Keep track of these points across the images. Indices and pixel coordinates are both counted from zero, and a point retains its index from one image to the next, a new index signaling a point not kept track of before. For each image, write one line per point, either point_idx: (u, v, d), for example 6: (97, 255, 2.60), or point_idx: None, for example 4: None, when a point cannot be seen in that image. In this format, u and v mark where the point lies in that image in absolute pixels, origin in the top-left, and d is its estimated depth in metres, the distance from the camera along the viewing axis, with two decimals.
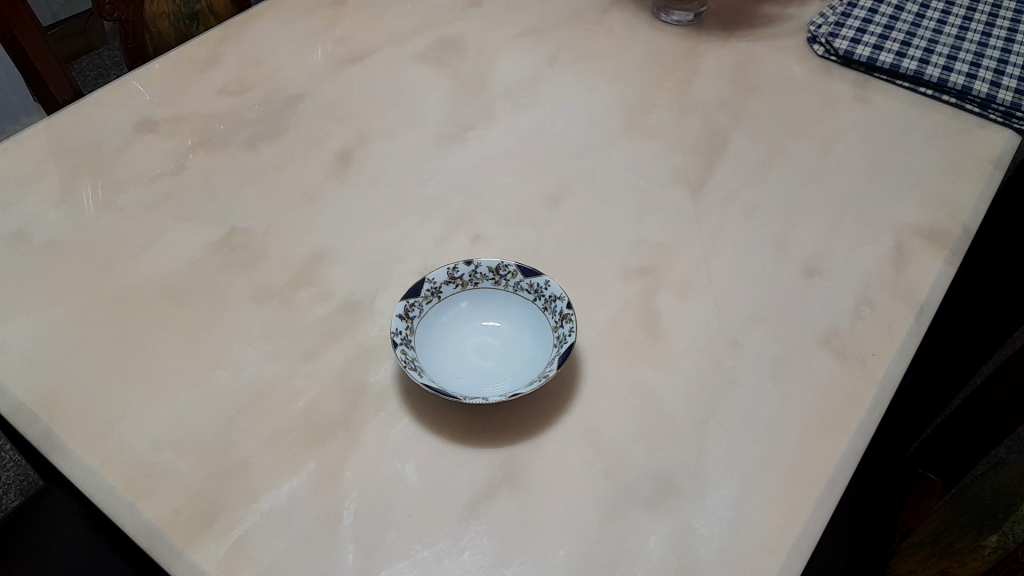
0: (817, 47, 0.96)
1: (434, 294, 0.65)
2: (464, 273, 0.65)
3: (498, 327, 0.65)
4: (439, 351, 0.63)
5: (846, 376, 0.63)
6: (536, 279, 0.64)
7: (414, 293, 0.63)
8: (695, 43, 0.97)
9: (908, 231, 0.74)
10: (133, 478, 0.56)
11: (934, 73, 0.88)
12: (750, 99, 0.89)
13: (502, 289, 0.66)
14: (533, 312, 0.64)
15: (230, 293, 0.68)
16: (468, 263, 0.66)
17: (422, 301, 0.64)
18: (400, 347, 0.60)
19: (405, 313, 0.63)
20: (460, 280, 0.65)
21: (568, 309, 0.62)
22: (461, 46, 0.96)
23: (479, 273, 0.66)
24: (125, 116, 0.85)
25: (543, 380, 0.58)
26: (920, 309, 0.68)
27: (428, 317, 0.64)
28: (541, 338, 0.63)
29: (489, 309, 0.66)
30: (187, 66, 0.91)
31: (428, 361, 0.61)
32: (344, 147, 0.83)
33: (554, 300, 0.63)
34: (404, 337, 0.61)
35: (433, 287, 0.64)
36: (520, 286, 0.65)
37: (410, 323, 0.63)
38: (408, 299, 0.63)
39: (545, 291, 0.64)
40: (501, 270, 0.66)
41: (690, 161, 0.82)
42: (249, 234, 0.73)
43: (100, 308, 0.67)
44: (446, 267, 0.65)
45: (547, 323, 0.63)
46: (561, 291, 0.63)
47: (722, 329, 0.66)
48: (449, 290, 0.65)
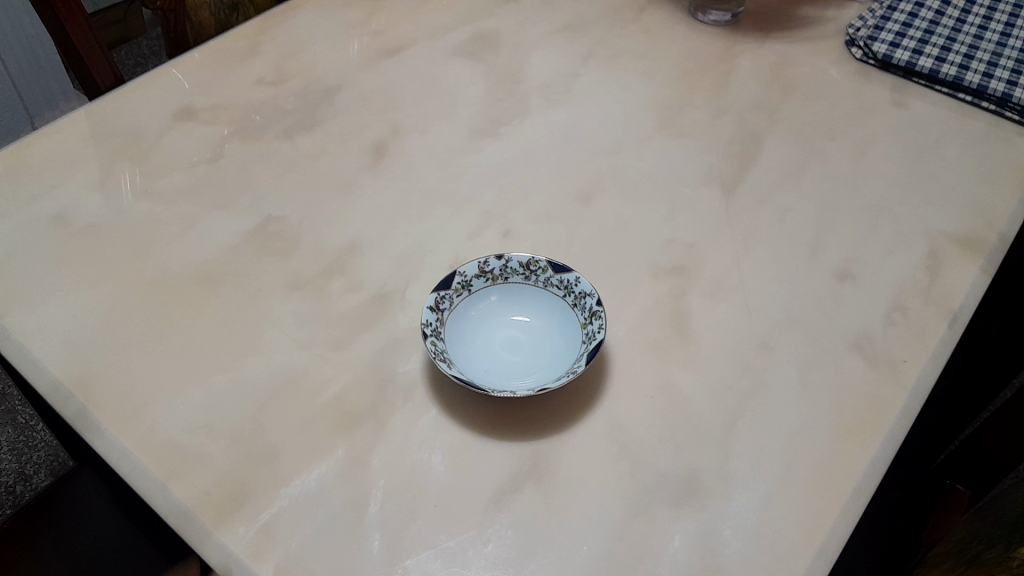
0: (855, 50, 0.95)
1: (464, 287, 0.65)
2: (494, 267, 0.66)
3: (527, 322, 0.65)
4: (470, 344, 0.63)
5: (876, 381, 0.63)
6: (566, 274, 0.65)
7: (445, 287, 0.64)
8: (732, 44, 0.97)
9: (943, 238, 0.74)
10: (166, 459, 0.57)
11: (974, 79, 0.87)
12: (786, 100, 0.89)
13: (532, 284, 0.66)
14: (563, 308, 0.65)
15: (264, 280, 0.69)
16: (499, 258, 0.66)
17: (453, 294, 0.64)
18: (430, 338, 0.60)
19: (436, 305, 0.63)
20: (490, 274, 0.66)
21: (597, 306, 0.62)
22: (495, 41, 0.96)
23: (510, 267, 0.66)
24: (165, 104, 0.86)
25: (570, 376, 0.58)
26: (953, 318, 0.67)
27: (458, 311, 0.64)
28: (570, 335, 0.63)
29: (520, 304, 0.66)
30: (226, 56, 0.92)
31: (456, 355, 0.62)
32: (378, 139, 0.83)
33: (583, 297, 0.63)
34: (434, 329, 0.61)
35: (464, 280, 0.65)
36: (551, 280, 0.65)
37: (440, 315, 0.63)
38: (439, 291, 0.64)
39: (574, 287, 0.64)
40: (532, 265, 0.66)
41: (723, 161, 0.81)
42: (283, 224, 0.74)
43: (136, 292, 0.68)
44: (477, 261, 0.65)
45: (576, 319, 0.63)
46: (590, 288, 0.63)
47: (751, 331, 0.66)
48: (481, 284, 0.65)
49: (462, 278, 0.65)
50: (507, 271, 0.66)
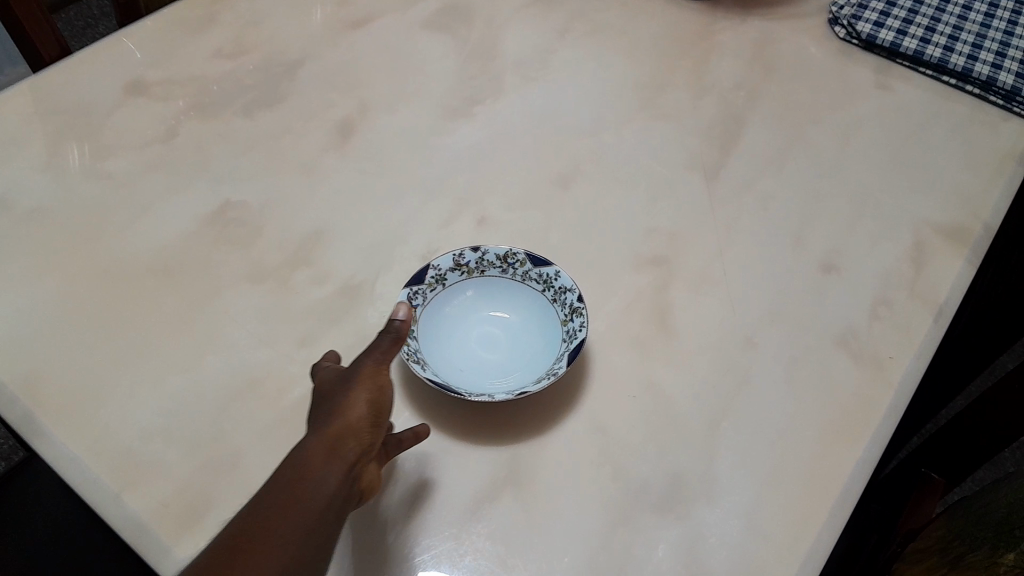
0: (838, 29, 0.92)
1: (438, 281, 0.61)
2: (470, 260, 0.62)
3: (505, 318, 0.62)
4: (444, 343, 0.60)
5: (862, 379, 0.61)
6: (546, 268, 0.61)
7: (417, 282, 0.60)
8: (713, 20, 0.94)
9: (928, 228, 0.72)
10: (120, 467, 0.53)
11: (959, 63, 0.85)
12: (768, 81, 0.86)
13: (510, 278, 0.63)
14: (543, 303, 0.62)
15: (224, 271, 0.65)
16: (475, 250, 0.62)
17: (426, 288, 0.61)
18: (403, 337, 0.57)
19: (408, 301, 0.59)
20: (465, 267, 0.62)
21: (579, 302, 0.59)
22: (467, 13, 0.92)
23: (486, 260, 0.62)
24: (115, 76, 0.81)
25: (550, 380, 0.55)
26: (939, 311, 0.66)
27: (431, 307, 0.61)
28: (550, 333, 0.60)
29: (497, 299, 0.63)
30: (181, 25, 0.87)
31: (429, 355, 0.58)
32: (345, 118, 0.79)
33: (564, 293, 0.60)
34: None
35: (437, 274, 0.61)
36: (530, 274, 0.62)
37: (413, 312, 0.59)
38: (412, 286, 0.60)
39: (554, 282, 0.61)
40: (509, 258, 0.62)
41: (705, 145, 0.78)
42: (244, 209, 0.70)
43: (86, 284, 0.63)
44: (451, 253, 0.62)
45: (556, 316, 0.60)
46: (571, 283, 0.60)
47: (735, 326, 0.64)
48: (455, 278, 0.62)
49: (436, 271, 0.61)
50: (484, 264, 0.62)
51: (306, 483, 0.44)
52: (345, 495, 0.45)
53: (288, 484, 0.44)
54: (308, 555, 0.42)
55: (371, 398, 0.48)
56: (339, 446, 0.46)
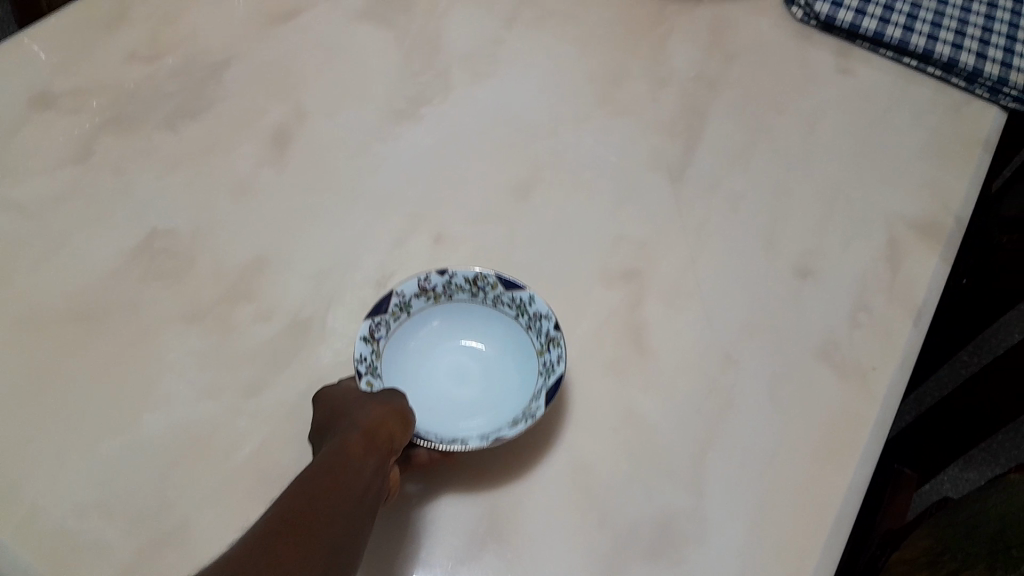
0: (795, 9, 0.89)
1: (403, 309, 0.57)
2: (437, 284, 0.57)
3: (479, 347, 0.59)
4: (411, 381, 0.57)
5: (846, 393, 0.59)
6: (519, 293, 0.57)
7: (382, 311, 0.55)
8: (665, 3, 0.89)
9: (901, 224, 0.69)
10: (52, 551, 0.48)
11: (919, 43, 0.82)
12: (728, 68, 0.82)
13: (481, 302, 0.58)
14: (518, 329, 0.58)
15: (158, 311, 0.59)
16: (442, 273, 0.57)
17: (390, 319, 0.56)
18: (365, 378, 0.52)
19: (371, 334, 0.55)
20: (431, 292, 0.58)
21: (555, 331, 0.54)
22: (407, 2, 0.86)
23: (454, 284, 0.58)
24: (17, 87, 0.73)
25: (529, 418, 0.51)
26: (918, 314, 0.63)
27: (394, 339, 0.57)
28: (526, 364, 0.57)
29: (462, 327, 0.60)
30: (89, 24, 0.79)
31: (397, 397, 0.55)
32: (280, 127, 0.72)
33: (538, 320, 0.55)
34: (370, 365, 0.53)
35: (402, 301, 0.56)
36: (502, 299, 0.58)
37: (375, 346, 0.55)
38: (375, 317, 0.55)
39: (528, 307, 0.56)
40: (480, 280, 0.58)
41: (668, 143, 0.74)
42: (175, 237, 0.63)
43: (1, 336, 0.57)
44: (417, 277, 0.57)
45: (532, 344, 0.56)
46: (546, 309, 0.55)
47: (713, 343, 0.61)
48: (421, 305, 0.58)
49: (400, 298, 0.56)
50: (451, 289, 0.58)
51: (344, 469, 0.43)
52: (379, 489, 0.44)
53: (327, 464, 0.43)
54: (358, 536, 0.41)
55: (398, 408, 0.48)
56: (373, 440, 0.46)
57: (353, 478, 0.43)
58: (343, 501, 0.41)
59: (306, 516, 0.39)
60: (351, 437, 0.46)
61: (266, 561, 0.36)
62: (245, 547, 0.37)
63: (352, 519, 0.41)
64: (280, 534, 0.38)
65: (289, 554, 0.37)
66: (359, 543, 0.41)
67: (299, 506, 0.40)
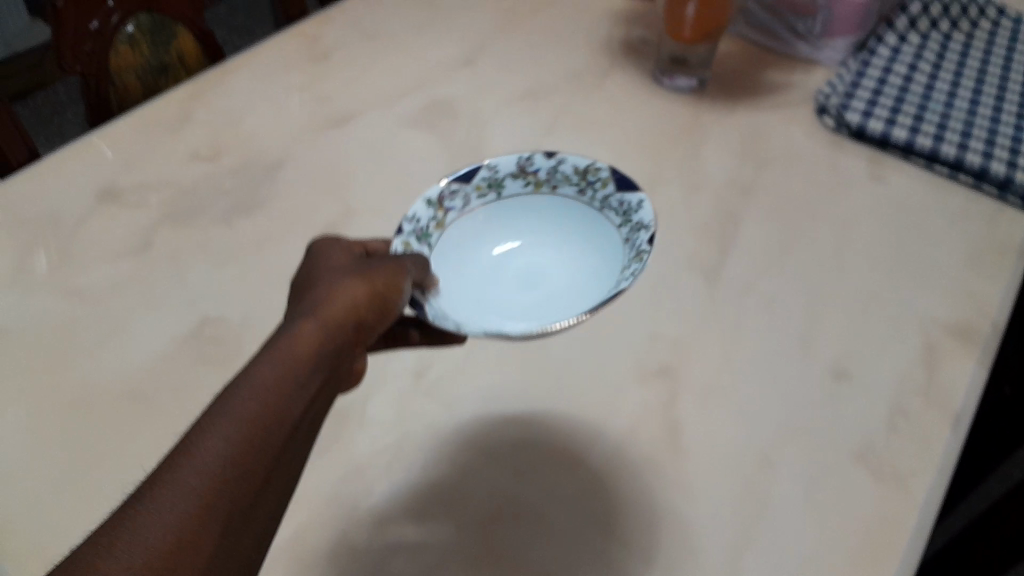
0: (826, 118, 0.92)
1: (493, 183, 0.69)
2: (540, 169, 0.69)
3: (577, 266, 0.68)
4: (475, 258, 0.69)
5: (884, 496, 0.58)
6: (628, 199, 0.65)
7: (466, 180, 0.69)
8: (699, 112, 0.93)
9: (936, 328, 0.70)
10: None
11: (950, 151, 0.84)
12: (761, 174, 0.85)
13: (591, 206, 0.68)
14: (617, 240, 0.65)
15: (204, 394, 0.61)
16: (549, 158, 0.69)
17: (474, 190, 0.69)
18: (405, 234, 0.63)
19: (445, 200, 0.68)
20: (530, 173, 0.70)
21: (645, 246, 0.58)
22: (453, 109, 0.90)
23: (561, 173, 0.69)
24: (86, 184, 0.78)
25: (591, 313, 0.52)
26: (956, 419, 0.63)
27: (473, 213, 0.70)
28: (615, 252, 0.64)
29: (555, 257, 0.69)
30: (156, 127, 0.84)
31: (456, 254, 0.68)
32: (329, 223, 0.76)
33: (638, 231, 0.61)
34: (421, 230, 0.65)
35: (493, 174, 0.69)
36: (609, 198, 0.66)
37: (441, 212, 0.67)
38: (458, 183, 0.68)
39: (633, 215, 0.63)
40: (591, 174, 0.68)
41: (702, 245, 0.76)
42: (224, 325, 0.66)
43: (55, 415, 0.59)
44: (520, 157, 0.69)
45: (624, 258, 0.62)
46: (649, 221, 0.61)
47: (748, 443, 0.61)
48: (513, 185, 0.70)
49: (492, 168, 0.69)
50: (554, 173, 0.69)
51: (314, 358, 0.43)
52: (337, 376, 0.46)
53: (288, 365, 0.41)
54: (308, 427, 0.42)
55: (372, 289, 0.49)
56: (340, 328, 0.46)
57: (311, 386, 0.42)
58: (306, 390, 0.42)
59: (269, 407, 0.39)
60: (313, 333, 0.44)
61: (235, 521, 0.36)
62: (211, 485, 0.35)
63: (308, 407, 0.42)
64: (250, 478, 0.37)
65: (247, 454, 0.37)
66: (308, 431, 0.42)
67: (263, 429, 0.38)
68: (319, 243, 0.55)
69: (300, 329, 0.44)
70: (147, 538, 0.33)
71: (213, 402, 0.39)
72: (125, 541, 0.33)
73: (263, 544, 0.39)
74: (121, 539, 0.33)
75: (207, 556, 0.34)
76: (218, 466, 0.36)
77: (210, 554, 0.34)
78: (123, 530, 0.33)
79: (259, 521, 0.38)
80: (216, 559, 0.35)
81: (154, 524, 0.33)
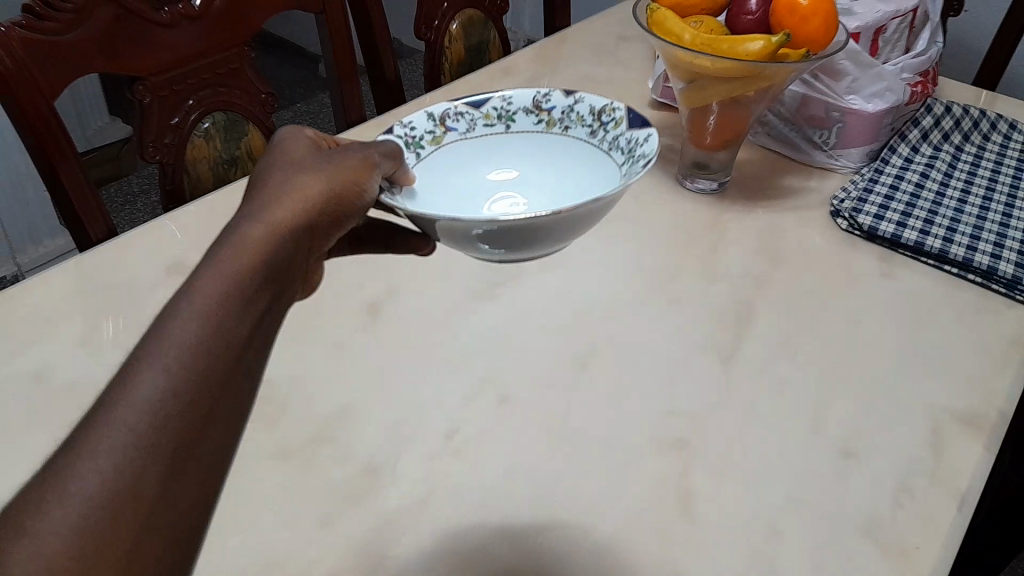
0: (841, 221, 0.97)
1: (505, 105, 0.88)
2: (550, 106, 0.87)
3: (577, 176, 0.84)
4: (476, 172, 0.87)
5: (889, 569, 0.60)
6: (631, 134, 0.80)
7: (475, 108, 0.88)
8: (721, 213, 0.99)
9: (943, 414, 0.73)
10: None
11: (959, 252, 0.89)
12: (777, 268, 0.90)
13: (593, 143, 0.85)
14: (612, 169, 0.81)
15: (252, 447, 0.66)
16: (566, 97, 0.87)
17: (482, 118, 0.88)
18: (412, 135, 0.83)
19: (445, 118, 0.86)
20: (544, 111, 0.88)
21: (638, 166, 0.73)
22: None
23: (571, 113, 0.86)
24: (158, 259, 0.86)
25: (561, 215, 0.63)
26: (961, 500, 0.65)
27: (476, 136, 0.88)
28: (606, 177, 0.81)
29: (551, 170, 0.87)
30: (223, 212, 0.93)
31: (461, 159, 0.87)
32: (373, 300, 0.83)
33: (633, 159, 0.77)
34: (424, 137, 0.84)
35: (506, 102, 0.88)
36: (618, 136, 0.82)
37: (444, 129, 0.86)
38: (468, 109, 0.87)
39: (633, 150, 0.78)
40: (603, 117, 0.84)
41: (720, 330, 0.81)
42: (273, 386, 0.72)
43: None
44: (536, 96, 0.88)
45: (615, 167, 0.80)
46: (646, 151, 0.75)
47: (758, 513, 0.64)
48: (525, 119, 0.88)
49: (506, 101, 0.88)
50: (569, 112, 0.87)
51: (269, 254, 0.52)
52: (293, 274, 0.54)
53: (211, 301, 0.46)
54: (266, 328, 0.49)
55: (324, 191, 0.58)
56: (293, 229, 0.55)
57: (245, 311, 0.47)
58: (259, 300, 0.49)
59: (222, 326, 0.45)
60: (240, 263, 0.49)
61: (181, 449, 0.41)
62: (144, 422, 0.40)
63: (263, 316, 0.49)
64: (184, 404, 0.41)
65: (206, 386, 0.43)
66: (265, 331, 0.49)
67: (194, 360, 0.43)
68: (279, 137, 0.65)
69: (220, 260, 0.49)
70: (88, 478, 0.38)
71: (138, 347, 0.43)
72: (67, 488, 0.37)
73: (225, 455, 0.44)
74: (61, 488, 0.37)
75: (154, 481, 0.39)
76: (147, 403, 0.40)
77: (155, 478, 0.39)
78: (62, 476, 0.38)
79: (214, 434, 0.43)
80: (163, 486, 0.39)
81: (91, 465, 0.38)
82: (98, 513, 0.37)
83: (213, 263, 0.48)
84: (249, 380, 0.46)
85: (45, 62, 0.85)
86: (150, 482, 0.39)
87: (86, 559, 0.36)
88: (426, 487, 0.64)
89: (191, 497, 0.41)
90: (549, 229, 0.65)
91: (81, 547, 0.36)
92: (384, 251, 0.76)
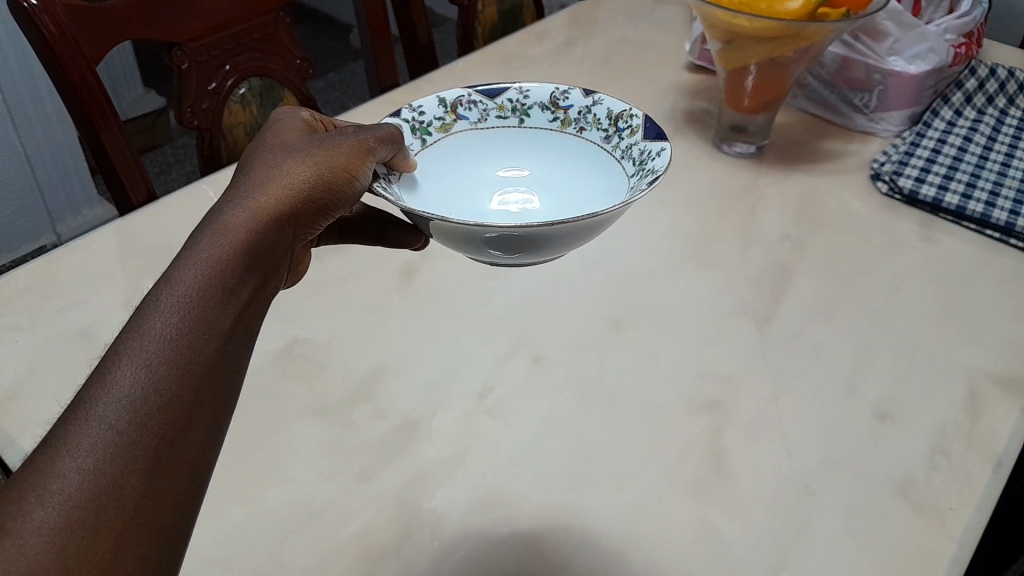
0: (880, 184, 0.96)
1: (520, 97, 0.86)
2: (567, 105, 0.85)
3: (586, 183, 0.83)
4: (482, 165, 0.85)
5: (923, 530, 0.60)
6: (646, 144, 0.77)
7: (489, 98, 0.85)
8: (757, 177, 0.98)
9: (982, 378, 0.72)
10: None
11: (1001, 217, 0.87)
12: (814, 232, 0.89)
13: (607, 150, 0.83)
14: (622, 179, 0.78)
15: (291, 404, 0.67)
16: (585, 96, 0.84)
17: (496, 108, 0.86)
18: (419, 120, 0.82)
19: (457, 103, 0.84)
20: (560, 109, 0.85)
21: (649, 178, 0.71)
22: None
23: (588, 116, 0.84)
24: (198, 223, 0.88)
25: (559, 226, 0.61)
26: (998, 463, 0.65)
27: (488, 127, 0.86)
28: (615, 186, 0.79)
29: (561, 169, 0.85)
30: None
31: (467, 150, 0.85)
32: (408, 262, 0.83)
33: (645, 170, 0.74)
34: (432, 123, 0.82)
35: (521, 94, 0.86)
36: (632, 144, 0.79)
37: (454, 116, 0.84)
38: (480, 97, 0.85)
39: (645, 160, 0.76)
40: (621, 122, 0.81)
41: (754, 293, 0.81)
42: (311, 345, 0.73)
43: None
44: (554, 90, 0.85)
45: (625, 176, 0.78)
46: (659, 162, 0.72)
47: (792, 474, 0.64)
48: (540, 114, 0.86)
49: (522, 93, 0.86)
50: (586, 112, 0.84)
51: (255, 238, 0.50)
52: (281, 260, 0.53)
53: (193, 289, 0.44)
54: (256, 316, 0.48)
55: (313, 176, 0.57)
56: (280, 216, 0.53)
57: (228, 298, 0.45)
58: (246, 287, 0.47)
59: (205, 314, 0.44)
60: (223, 250, 0.47)
61: (164, 443, 0.39)
62: (126, 417, 0.38)
63: (251, 302, 0.47)
64: (168, 396, 0.40)
65: (188, 375, 0.41)
66: (254, 317, 0.47)
67: (176, 350, 0.41)
68: (269, 126, 0.64)
69: (203, 246, 0.47)
70: (68, 476, 0.36)
71: (118, 340, 0.42)
72: (45, 487, 0.36)
73: (215, 450, 0.42)
74: (41, 487, 0.36)
75: (137, 477, 0.38)
76: (129, 396, 0.39)
77: (139, 473, 0.38)
78: (39, 475, 0.36)
79: (202, 425, 0.41)
80: (146, 482, 0.38)
81: (71, 463, 0.37)
82: (80, 510, 0.36)
83: (195, 251, 0.47)
84: (237, 369, 0.44)
85: (86, 31, 0.86)
86: (134, 478, 0.37)
87: (70, 557, 0.35)
88: (462, 444, 0.65)
89: (180, 491, 0.39)
90: (552, 238, 0.63)
91: (63, 547, 0.35)
92: (375, 242, 0.76)
